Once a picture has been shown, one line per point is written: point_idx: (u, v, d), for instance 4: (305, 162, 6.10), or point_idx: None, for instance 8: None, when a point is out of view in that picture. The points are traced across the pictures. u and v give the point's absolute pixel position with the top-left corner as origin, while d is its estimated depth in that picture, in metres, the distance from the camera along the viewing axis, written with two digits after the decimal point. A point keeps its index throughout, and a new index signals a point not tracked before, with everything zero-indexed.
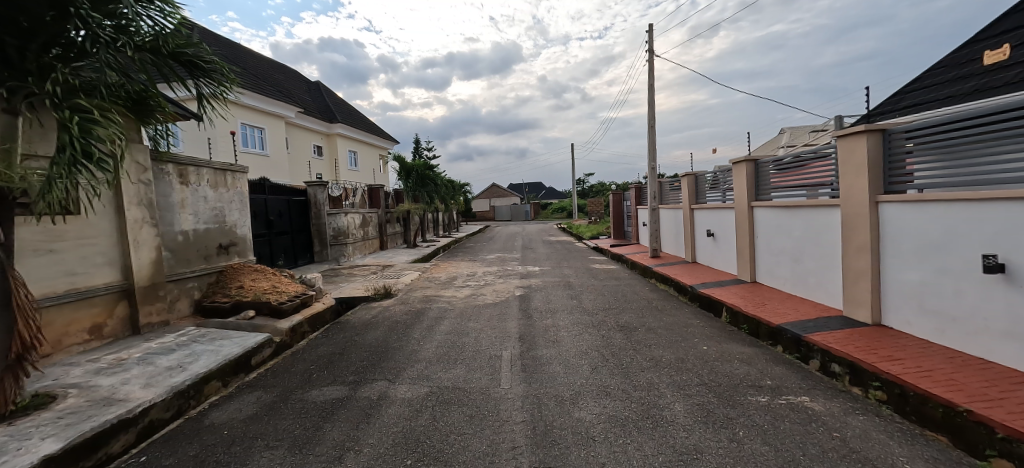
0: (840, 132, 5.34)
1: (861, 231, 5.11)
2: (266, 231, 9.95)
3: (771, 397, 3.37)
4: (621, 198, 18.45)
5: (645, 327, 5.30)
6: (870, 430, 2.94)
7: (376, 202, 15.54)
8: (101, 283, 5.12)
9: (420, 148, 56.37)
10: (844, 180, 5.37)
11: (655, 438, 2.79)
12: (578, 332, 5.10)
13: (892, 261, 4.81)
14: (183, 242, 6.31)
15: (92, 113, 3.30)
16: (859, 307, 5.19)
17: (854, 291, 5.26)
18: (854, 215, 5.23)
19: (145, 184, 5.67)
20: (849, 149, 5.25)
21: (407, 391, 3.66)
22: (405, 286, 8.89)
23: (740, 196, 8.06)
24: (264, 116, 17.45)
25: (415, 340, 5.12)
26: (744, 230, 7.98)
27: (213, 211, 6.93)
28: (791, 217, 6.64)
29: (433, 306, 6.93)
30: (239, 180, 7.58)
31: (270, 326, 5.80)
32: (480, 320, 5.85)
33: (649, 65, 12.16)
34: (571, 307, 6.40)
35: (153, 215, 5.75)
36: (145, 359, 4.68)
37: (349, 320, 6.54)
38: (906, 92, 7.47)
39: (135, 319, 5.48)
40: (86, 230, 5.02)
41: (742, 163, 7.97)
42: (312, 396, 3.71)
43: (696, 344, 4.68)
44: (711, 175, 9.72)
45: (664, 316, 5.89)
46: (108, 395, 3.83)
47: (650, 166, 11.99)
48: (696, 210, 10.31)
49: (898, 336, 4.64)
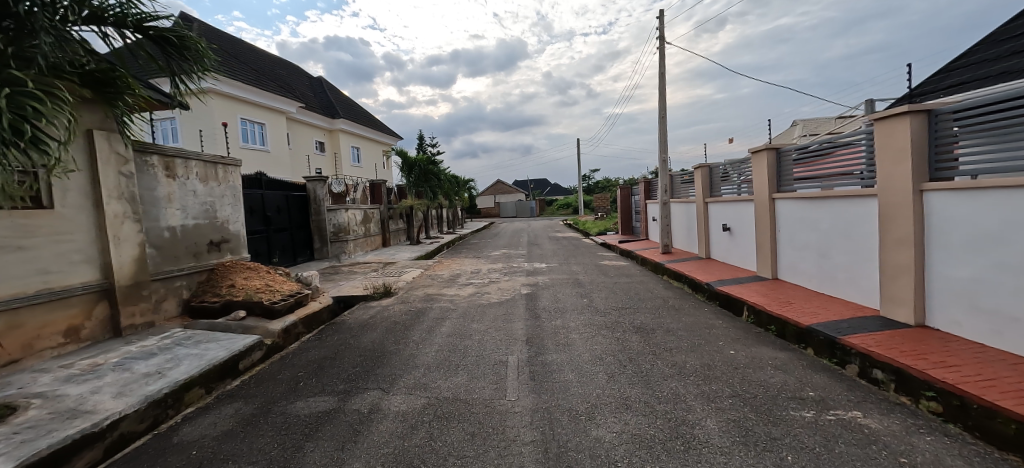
0: (877, 114, 4.86)
1: (902, 223, 4.65)
2: (263, 227, 9.60)
3: (817, 412, 2.92)
4: (629, 192, 18.20)
5: (663, 329, 4.82)
6: (942, 454, 2.48)
7: (378, 198, 15.19)
8: (78, 283, 4.77)
9: (423, 145, 55.46)
10: (882, 166, 4.89)
11: (689, 465, 2.37)
12: (590, 335, 4.68)
13: (938, 256, 4.35)
14: (170, 239, 5.97)
15: (29, 88, 2.85)
16: (898, 305, 4.74)
17: (892, 289, 4.81)
18: (893, 205, 4.76)
19: (127, 177, 5.32)
20: (888, 132, 4.77)
21: (401, 403, 3.27)
22: (406, 284, 8.47)
23: (760, 188, 7.59)
24: (264, 110, 17.13)
25: (414, 343, 4.71)
26: (764, 224, 7.50)
27: (203, 206, 6.59)
28: (817, 209, 6.20)
29: (435, 305, 6.56)
30: (230, 173, 7.25)
31: (261, 328, 5.54)
32: (483, 321, 5.44)
33: (660, 52, 11.65)
34: (582, 307, 5.93)
35: (136, 209, 5.40)
36: (122, 364, 4.33)
37: (345, 320, 6.15)
38: (953, 69, 6.90)
39: (116, 320, 5.12)
40: (60, 225, 4.66)
41: (762, 151, 7.48)
42: (295, 408, 3.29)
43: (721, 348, 4.18)
44: (724, 167, 9.43)
45: (683, 316, 5.37)
46: (73, 406, 3.50)
47: (661, 157, 11.51)
48: (710, 203, 9.85)
49: (946, 338, 4.19)
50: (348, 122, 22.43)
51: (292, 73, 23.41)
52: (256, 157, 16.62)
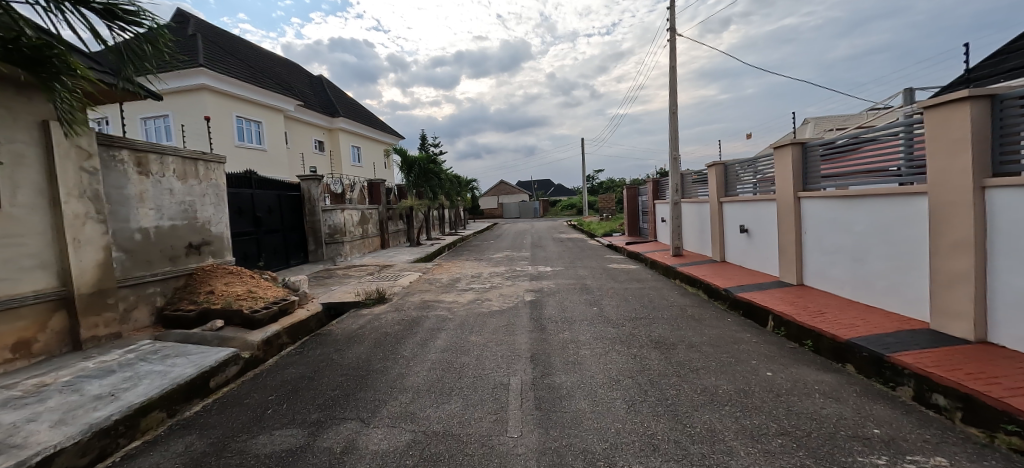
0: (928, 101, 4.31)
1: (959, 224, 4.08)
2: (252, 228, 9.10)
3: (891, 459, 2.37)
4: (636, 192, 17.64)
5: (686, 344, 4.27)
6: None
7: (377, 198, 14.69)
8: (30, 292, 4.28)
9: (426, 145, 55.04)
10: (934, 160, 4.32)
11: None
12: (603, 351, 4.13)
13: (1004, 262, 3.78)
14: (142, 241, 5.48)
15: None
16: (953, 318, 4.18)
17: (945, 299, 4.24)
18: (947, 204, 4.19)
19: (90, 173, 4.83)
20: (942, 120, 4.19)
21: (381, 439, 2.74)
22: (402, 290, 7.93)
23: (783, 186, 7.01)
24: (261, 108, 16.67)
25: (404, 360, 4.18)
26: (787, 225, 6.92)
27: (181, 206, 6.09)
28: (850, 209, 5.61)
29: (431, 314, 6.02)
30: (213, 171, 6.75)
31: (239, 339, 5.03)
32: (483, 333, 4.89)
33: (670, 43, 11.10)
34: (591, 317, 5.39)
35: (100, 209, 4.90)
36: (71, 384, 3.82)
37: (332, 331, 5.62)
38: (1011, 51, 6.34)
39: (75, 332, 4.62)
40: (9, 227, 4.17)
41: (785, 146, 6.90)
42: (256, 445, 2.77)
43: (756, 368, 3.63)
44: (741, 165, 8.86)
45: (705, 328, 4.81)
46: (1, 439, 3.00)
47: (672, 155, 10.95)
48: (726, 203, 9.28)
49: (1016, 357, 3.62)
50: (348, 121, 22.00)
51: (291, 71, 22.99)
52: (252, 156, 16.14)
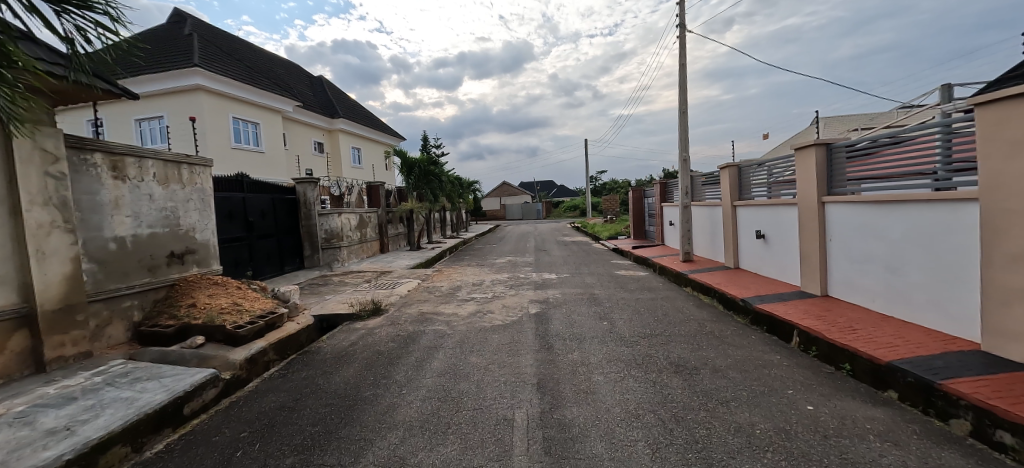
0: (980, 97, 3.86)
1: (1018, 235, 3.63)
2: (243, 233, 8.71)
3: None
4: (642, 194, 17.19)
5: (710, 368, 3.83)
6: None
7: (376, 201, 14.30)
8: None
9: (428, 146, 54.62)
10: (987, 163, 3.87)
11: None
12: (618, 377, 3.70)
13: None
14: (117, 251, 5.09)
15: None
16: (1011, 340, 3.73)
17: (1001, 318, 3.79)
18: (1003, 213, 3.75)
19: (58, 179, 4.44)
20: (998, 119, 3.75)
21: None
22: (399, 300, 7.52)
23: (805, 189, 6.56)
24: (258, 109, 16.29)
25: (396, 386, 3.76)
26: (810, 231, 6.47)
27: (162, 212, 5.70)
28: (883, 215, 5.16)
29: (429, 328, 5.60)
30: (198, 174, 6.35)
31: (220, 358, 4.62)
32: (484, 353, 4.47)
33: (680, 40, 10.67)
34: (602, 333, 4.96)
35: (68, 218, 4.50)
36: (24, 416, 3.42)
37: (322, 348, 5.21)
38: None
39: (38, 353, 4.22)
40: None
41: (808, 147, 6.44)
42: None
43: (794, 401, 3.19)
44: (756, 166, 8.40)
45: (729, 349, 4.37)
46: None
47: (682, 156, 10.51)
48: (741, 207, 8.82)
49: None
50: (348, 122, 21.64)
51: (291, 72, 22.66)
52: (249, 158, 15.76)
